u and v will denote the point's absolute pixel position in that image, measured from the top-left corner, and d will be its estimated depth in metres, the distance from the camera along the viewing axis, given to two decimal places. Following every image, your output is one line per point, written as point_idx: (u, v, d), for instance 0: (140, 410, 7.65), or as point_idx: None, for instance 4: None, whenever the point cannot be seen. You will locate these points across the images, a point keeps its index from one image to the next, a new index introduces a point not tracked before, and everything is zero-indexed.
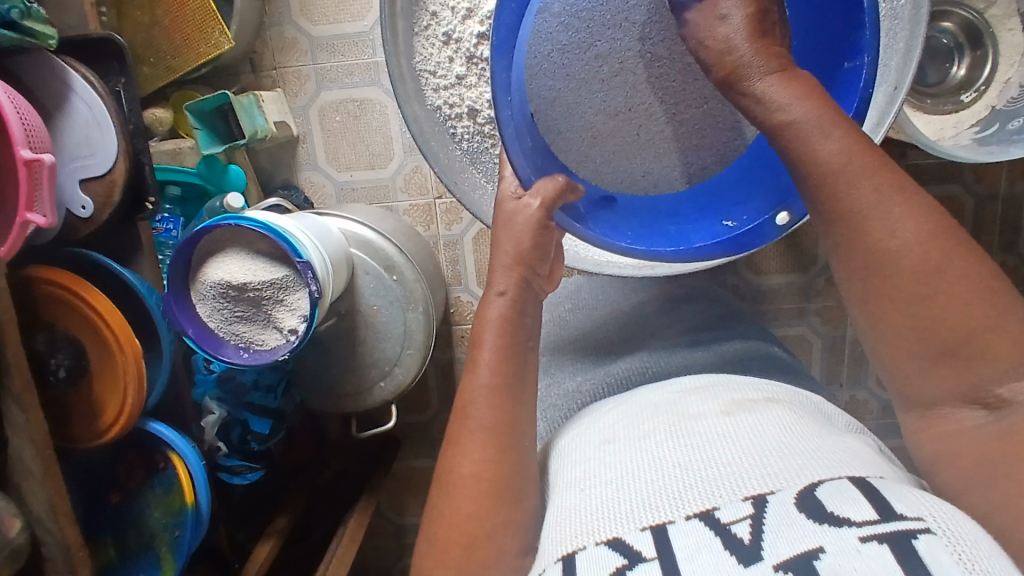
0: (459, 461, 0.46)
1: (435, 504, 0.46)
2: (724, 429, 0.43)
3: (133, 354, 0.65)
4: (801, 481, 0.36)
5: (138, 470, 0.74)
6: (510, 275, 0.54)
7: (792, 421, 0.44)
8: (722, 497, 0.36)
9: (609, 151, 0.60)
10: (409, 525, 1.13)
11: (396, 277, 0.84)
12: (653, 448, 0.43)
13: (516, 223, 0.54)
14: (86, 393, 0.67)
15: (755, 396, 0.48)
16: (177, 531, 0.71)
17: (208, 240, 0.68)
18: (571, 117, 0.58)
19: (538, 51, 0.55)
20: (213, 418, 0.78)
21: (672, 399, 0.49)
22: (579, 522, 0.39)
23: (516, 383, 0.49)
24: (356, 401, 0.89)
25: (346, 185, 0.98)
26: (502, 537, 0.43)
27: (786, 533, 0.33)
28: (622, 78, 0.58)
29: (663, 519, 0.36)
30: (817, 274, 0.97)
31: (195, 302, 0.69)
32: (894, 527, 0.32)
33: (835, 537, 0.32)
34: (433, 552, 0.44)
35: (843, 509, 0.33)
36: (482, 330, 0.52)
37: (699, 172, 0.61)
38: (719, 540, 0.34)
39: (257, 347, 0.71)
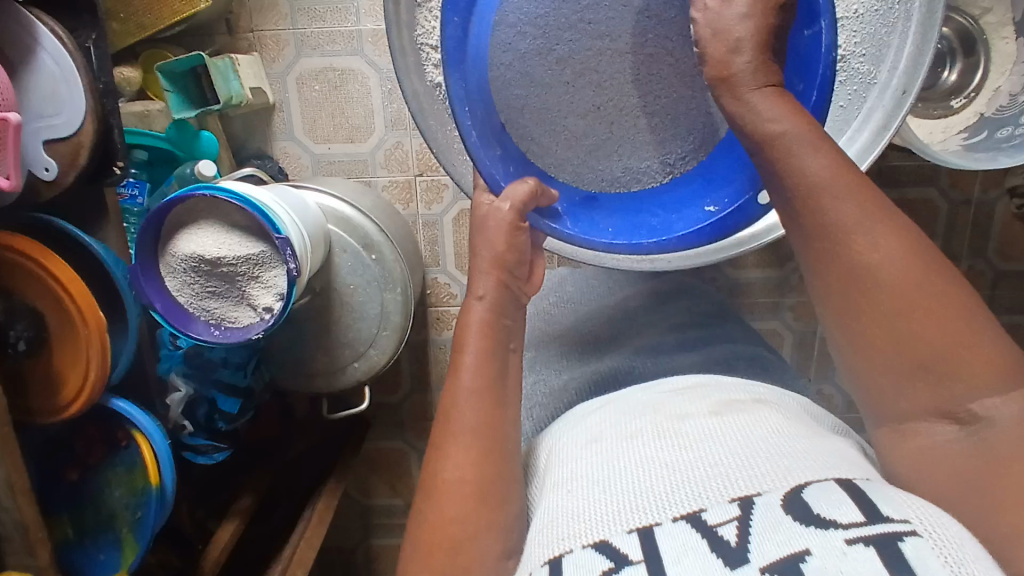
0: (448, 452, 0.45)
1: (423, 495, 0.44)
2: (711, 430, 0.42)
3: (96, 327, 0.61)
4: (789, 483, 0.35)
5: (98, 446, 0.70)
6: (489, 280, 0.53)
7: (780, 423, 0.43)
8: (710, 498, 0.35)
9: (585, 153, 0.57)
10: (375, 506, 1.12)
11: (375, 257, 0.82)
12: (640, 448, 0.41)
13: (488, 227, 0.54)
14: (46, 366, 0.63)
15: (744, 397, 0.47)
16: (140, 511, 0.68)
17: (179, 210, 0.65)
18: (542, 124, 0.56)
19: (499, 62, 0.54)
20: (180, 396, 0.75)
21: (660, 399, 0.48)
22: (565, 525, 0.37)
23: (498, 382, 0.48)
24: (328, 380, 0.87)
25: (323, 157, 0.94)
26: (493, 531, 0.42)
27: (773, 535, 0.32)
28: (589, 77, 0.55)
29: (650, 520, 0.35)
30: (793, 270, 0.98)
31: (164, 274, 0.66)
32: (880, 529, 0.31)
33: (822, 539, 0.31)
34: (419, 546, 0.43)
35: (830, 510, 0.32)
36: (464, 335, 0.50)
37: (684, 162, 0.57)
38: (706, 541, 0.32)
39: (229, 324, 0.68)
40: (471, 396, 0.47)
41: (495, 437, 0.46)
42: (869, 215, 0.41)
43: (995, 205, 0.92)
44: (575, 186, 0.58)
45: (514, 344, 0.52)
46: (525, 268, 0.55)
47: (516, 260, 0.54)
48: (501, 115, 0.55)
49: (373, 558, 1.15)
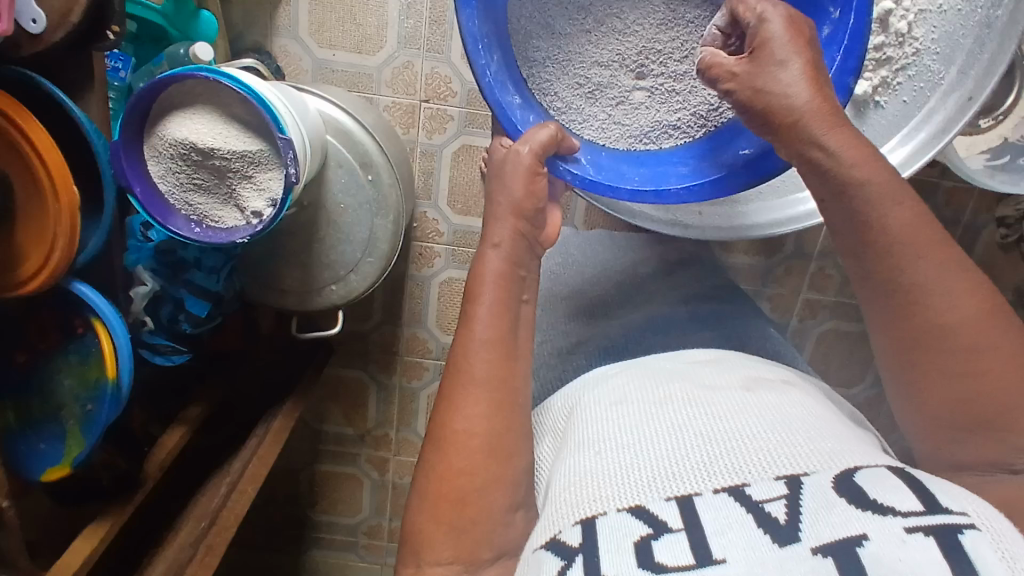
0: (459, 406, 0.45)
1: (431, 452, 0.45)
2: (745, 409, 0.44)
3: (68, 206, 0.57)
4: (839, 466, 0.38)
5: (52, 332, 0.66)
6: (506, 227, 0.51)
7: (811, 408, 0.45)
8: (752, 475, 0.38)
9: (609, 105, 0.61)
10: (326, 432, 1.10)
11: (371, 178, 0.78)
12: (676, 420, 0.44)
13: (505, 171, 0.53)
14: (8, 237, 0.58)
15: (774, 377, 0.49)
16: (90, 405, 0.65)
17: (173, 90, 0.60)
18: (564, 76, 0.61)
19: (520, 14, 0.60)
20: (144, 291, 0.71)
21: (689, 373, 0.50)
22: (598, 487, 0.40)
23: (511, 335, 0.48)
24: (301, 300, 0.83)
25: (326, 63, 0.88)
26: (502, 486, 0.44)
27: (829, 516, 0.34)
28: (612, 27, 0.60)
29: (688, 491, 0.38)
30: (780, 262, 0.99)
31: (149, 158, 0.61)
32: (939, 520, 0.33)
33: (880, 525, 0.33)
34: (430, 498, 0.44)
35: (886, 496, 0.35)
36: (477, 284, 0.49)
37: (715, 114, 0.60)
38: (752, 516, 0.35)
39: (212, 223, 0.63)
40: (487, 349, 0.46)
41: (511, 393, 0.46)
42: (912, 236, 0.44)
43: (982, 229, 0.94)
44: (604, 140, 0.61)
45: (526, 296, 0.51)
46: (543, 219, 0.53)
47: (535, 210, 0.52)
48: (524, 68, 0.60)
49: (317, 482, 1.14)
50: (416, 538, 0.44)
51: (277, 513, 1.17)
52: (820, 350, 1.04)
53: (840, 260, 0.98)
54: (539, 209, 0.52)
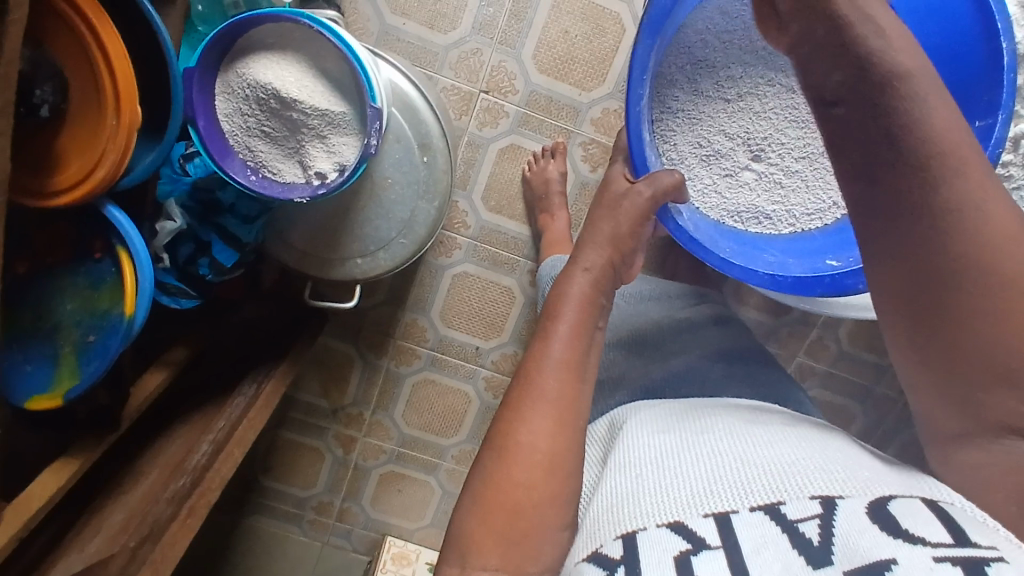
0: (527, 418, 0.44)
1: (492, 458, 0.44)
2: (783, 441, 0.45)
3: (127, 126, 0.52)
4: (871, 493, 0.38)
5: (65, 248, 0.62)
6: (599, 255, 0.51)
7: (847, 447, 0.46)
8: (788, 492, 0.39)
9: (719, 174, 0.69)
10: (299, 400, 1.07)
11: (426, 160, 0.75)
12: (718, 449, 0.45)
13: (621, 208, 0.54)
14: (51, 140, 0.54)
15: (809, 422, 0.51)
16: (91, 335, 0.60)
17: (268, 30, 0.57)
18: (690, 132, 0.69)
19: (672, 64, 0.68)
20: (171, 227, 0.67)
21: (729, 415, 0.51)
22: (641, 504, 0.42)
23: (583, 360, 0.47)
24: (321, 266, 0.79)
25: (393, 31, 0.85)
26: (555, 502, 0.42)
27: (859, 540, 0.34)
28: (747, 106, 0.68)
29: (727, 507, 0.39)
30: (784, 324, 1.01)
31: (220, 94, 0.57)
32: (969, 554, 0.33)
33: (910, 552, 0.33)
34: (482, 504, 0.43)
35: (918, 528, 0.35)
36: (560, 305, 0.49)
37: (808, 218, 0.67)
38: (786, 536, 0.36)
39: (269, 175, 0.60)
40: (561, 369, 0.46)
41: (577, 415, 0.45)
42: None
43: None
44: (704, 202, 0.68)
45: (601, 323, 0.50)
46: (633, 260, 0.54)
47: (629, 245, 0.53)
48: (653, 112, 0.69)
49: (275, 449, 1.10)
50: (467, 540, 0.42)
51: None
52: None
53: (840, 335, 1.02)
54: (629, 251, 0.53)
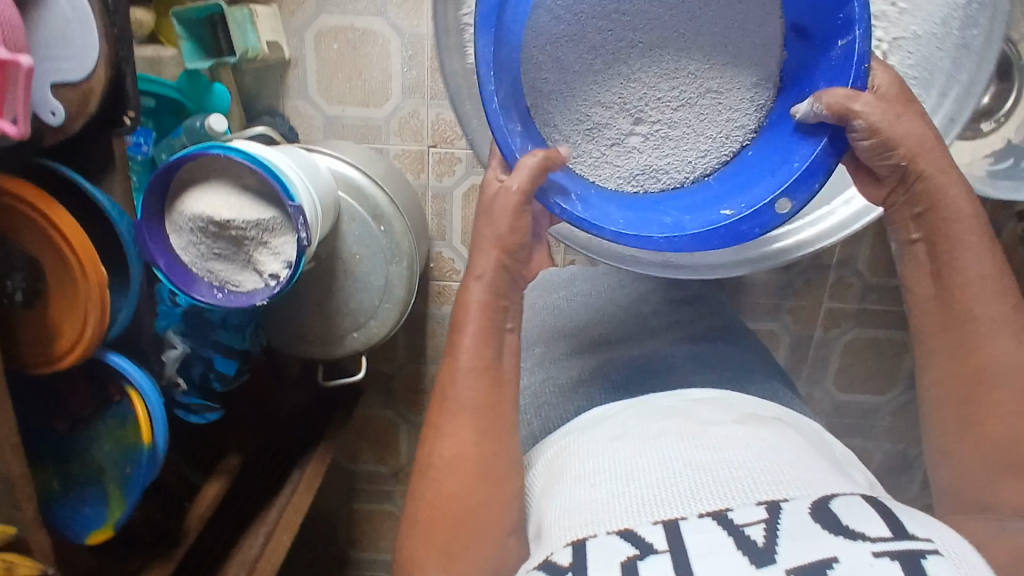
0: (446, 432, 0.50)
1: (422, 475, 0.50)
2: (735, 438, 0.47)
3: (97, 281, 0.60)
4: (813, 492, 0.41)
5: (88, 398, 0.70)
6: (490, 259, 0.53)
7: (797, 441, 0.48)
8: (735, 500, 0.41)
9: (609, 147, 0.58)
10: (360, 471, 1.13)
11: (383, 229, 0.80)
12: (665, 449, 0.47)
13: (496, 207, 0.53)
14: (43, 315, 0.62)
15: (763, 412, 0.53)
16: (128, 468, 0.68)
17: (190, 167, 0.63)
18: (566, 114, 0.56)
19: (532, 46, 0.54)
20: (175, 354, 0.74)
21: (682, 408, 0.53)
22: (593, 515, 0.43)
23: (495, 360, 0.52)
24: (325, 348, 0.86)
25: (336, 119, 0.92)
26: (493, 507, 0.48)
27: (803, 541, 0.37)
28: (618, 70, 0.56)
29: (676, 514, 0.41)
30: (797, 276, 0.99)
31: (170, 232, 0.64)
32: (906, 547, 0.37)
33: (851, 548, 0.36)
34: (420, 522, 0.49)
35: (858, 523, 0.38)
36: (462, 316, 0.53)
37: (703, 164, 0.59)
38: (732, 537, 0.38)
39: (232, 288, 0.66)
40: (473, 376, 0.51)
41: (496, 421, 0.51)
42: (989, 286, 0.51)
43: (1002, 230, 0.92)
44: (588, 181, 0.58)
45: (510, 324, 0.54)
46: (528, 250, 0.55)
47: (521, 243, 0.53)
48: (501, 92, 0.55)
49: (355, 521, 1.17)
50: (406, 562, 0.48)
51: (319, 553, 1.20)
52: (846, 360, 1.05)
53: (859, 269, 0.98)
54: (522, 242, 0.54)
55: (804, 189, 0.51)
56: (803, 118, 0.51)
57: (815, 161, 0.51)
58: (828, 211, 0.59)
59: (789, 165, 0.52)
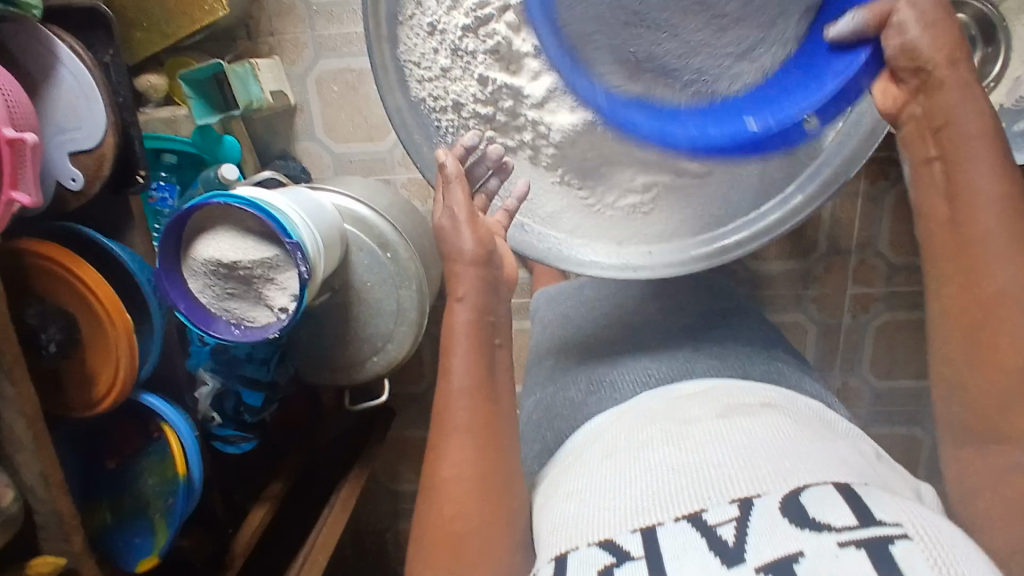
0: (445, 453, 0.51)
1: (426, 498, 0.51)
2: (717, 432, 0.46)
3: (124, 329, 0.66)
4: (787, 484, 0.39)
5: (132, 437, 0.76)
6: (469, 280, 0.55)
7: (786, 427, 0.47)
8: (711, 499, 0.40)
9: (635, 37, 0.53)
10: (402, 491, 1.16)
11: (390, 255, 0.83)
12: (648, 451, 0.46)
13: (461, 232, 0.55)
14: (80, 364, 0.68)
15: (753, 402, 0.51)
16: (170, 499, 0.74)
17: (196, 217, 0.69)
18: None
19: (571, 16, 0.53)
20: (207, 390, 0.81)
21: (672, 406, 0.52)
22: (575, 526, 0.43)
23: (489, 379, 0.53)
24: (349, 373, 0.88)
25: (344, 156, 0.97)
26: (496, 529, 0.50)
27: (769, 537, 0.36)
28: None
29: (654, 520, 0.40)
30: (816, 263, 0.96)
31: (187, 277, 0.69)
32: (875, 533, 0.35)
33: (816, 542, 0.35)
34: (427, 545, 0.50)
35: (825, 515, 0.37)
36: (450, 338, 0.54)
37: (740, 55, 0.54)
38: (704, 540, 0.37)
39: (248, 323, 0.71)
40: (465, 396, 0.52)
41: (492, 435, 0.52)
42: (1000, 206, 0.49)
43: None
44: (535, 194, 0.62)
45: (499, 339, 0.56)
46: (498, 258, 0.57)
47: (487, 254, 0.56)
48: (444, 118, 0.57)
49: (402, 540, 1.20)
50: None
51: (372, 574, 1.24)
52: (881, 345, 0.99)
53: (881, 250, 0.94)
54: (491, 256, 0.56)
55: (834, 109, 0.51)
56: (840, 38, 0.50)
57: (853, 78, 0.51)
58: (781, 206, 0.57)
59: (821, 85, 0.51)
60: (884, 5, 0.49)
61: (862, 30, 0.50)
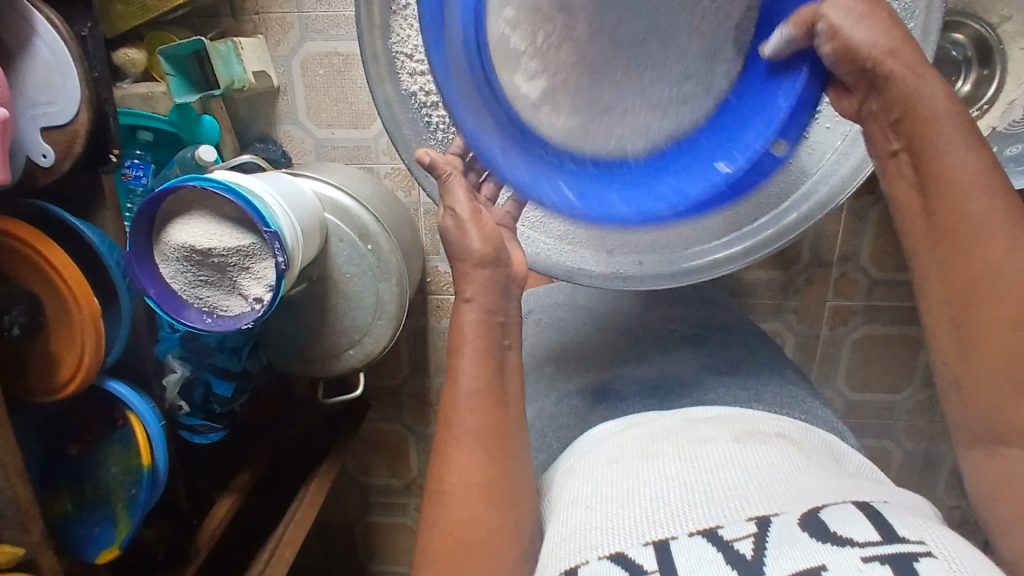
0: (454, 456, 0.50)
1: (433, 506, 0.50)
2: (732, 454, 0.45)
3: (92, 313, 0.64)
4: (803, 505, 0.39)
5: (96, 424, 0.73)
6: (475, 281, 0.55)
7: (800, 459, 0.46)
8: (727, 516, 0.39)
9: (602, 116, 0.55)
10: (373, 485, 1.15)
11: (371, 247, 0.81)
12: (660, 466, 0.45)
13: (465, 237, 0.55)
14: (45, 347, 0.65)
15: (768, 430, 0.50)
16: (133, 489, 0.71)
17: (172, 200, 0.66)
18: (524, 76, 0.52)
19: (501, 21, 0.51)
20: (175, 377, 0.79)
21: (686, 424, 0.50)
22: (583, 538, 0.41)
23: (498, 381, 0.53)
24: (323, 365, 0.86)
25: (327, 142, 0.94)
26: (500, 539, 0.48)
27: (790, 552, 0.35)
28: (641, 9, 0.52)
29: (666, 534, 0.38)
30: (798, 273, 0.96)
31: (158, 262, 0.67)
32: (896, 550, 0.35)
33: (840, 556, 0.34)
34: (432, 553, 0.48)
35: (846, 530, 0.36)
36: (460, 337, 0.54)
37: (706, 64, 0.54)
38: (721, 554, 0.36)
39: (221, 312, 0.68)
40: (476, 397, 0.52)
41: (502, 440, 0.51)
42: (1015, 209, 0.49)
43: None
44: (532, 198, 0.60)
45: (509, 340, 0.55)
46: (507, 255, 0.56)
47: (496, 252, 0.55)
48: (434, 114, 0.55)
49: (371, 533, 1.18)
50: None
51: (340, 566, 1.22)
52: (857, 358, 1.00)
53: (863, 264, 0.94)
54: (499, 252, 0.56)
55: (795, 130, 0.53)
56: (776, 52, 0.52)
57: (802, 94, 0.52)
58: (772, 224, 0.58)
59: (775, 103, 0.53)
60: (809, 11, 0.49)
61: (794, 42, 0.50)
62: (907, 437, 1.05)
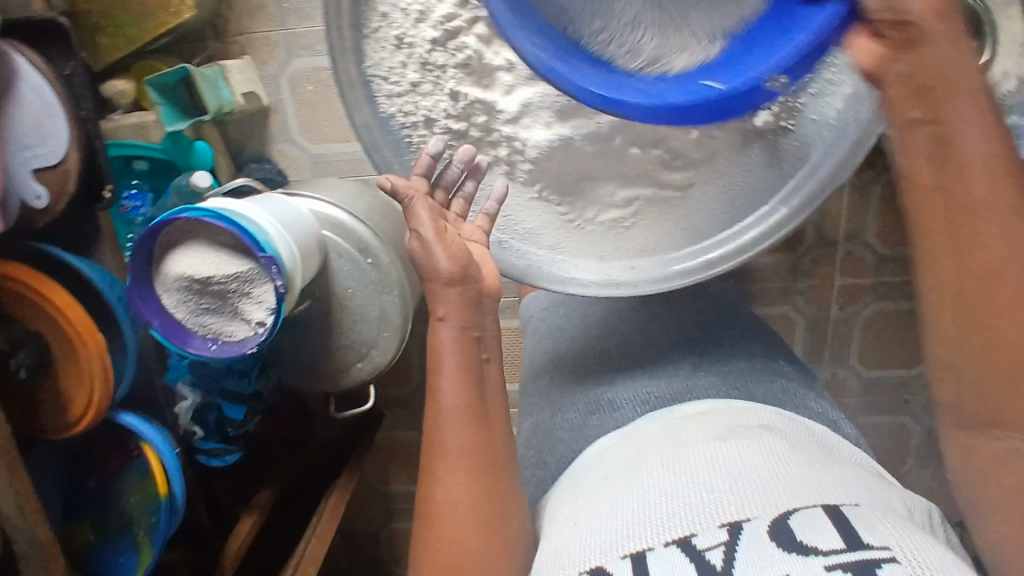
0: (439, 478, 0.51)
1: (422, 526, 0.51)
2: (713, 455, 0.45)
3: (97, 350, 0.64)
4: (775, 509, 0.39)
5: (114, 455, 0.75)
6: (449, 298, 0.54)
7: (783, 451, 0.45)
8: (702, 524, 0.39)
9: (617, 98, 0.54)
10: (394, 492, 1.16)
11: (371, 261, 0.80)
12: (642, 474, 0.45)
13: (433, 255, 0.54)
14: (55, 386, 0.66)
15: (752, 423, 0.49)
16: (153, 517, 0.72)
17: (169, 231, 0.67)
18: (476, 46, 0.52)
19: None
20: (187, 404, 0.82)
21: (671, 427, 0.50)
22: (568, 556, 0.41)
23: (479, 400, 0.53)
24: (334, 381, 0.86)
25: (321, 158, 0.94)
26: (495, 552, 0.49)
27: (757, 562, 0.35)
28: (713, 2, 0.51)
29: (643, 545, 0.38)
30: (804, 254, 0.95)
31: (160, 292, 0.67)
32: (859, 556, 0.34)
33: (803, 567, 0.34)
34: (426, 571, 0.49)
35: (812, 538, 0.36)
36: (436, 358, 0.54)
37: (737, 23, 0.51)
38: (693, 565, 0.36)
39: (225, 338, 0.69)
40: (456, 417, 0.52)
41: (488, 457, 0.52)
42: (1003, 185, 0.47)
43: None
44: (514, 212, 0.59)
45: (486, 354, 0.55)
46: (476, 271, 0.55)
47: (462, 270, 0.54)
48: (415, 134, 0.56)
49: (395, 539, 1.19)
50: None
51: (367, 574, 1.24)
52: (870, 336, 0.99)
53: (869, 242, 0.93)
54: (466, 270, 0.54)
55: (806, 68, 0.46)
56: None
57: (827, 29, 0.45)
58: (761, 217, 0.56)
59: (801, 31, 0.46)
60: (801, 1, 0.45)
61: None
62: (926, 412, 1.03)
